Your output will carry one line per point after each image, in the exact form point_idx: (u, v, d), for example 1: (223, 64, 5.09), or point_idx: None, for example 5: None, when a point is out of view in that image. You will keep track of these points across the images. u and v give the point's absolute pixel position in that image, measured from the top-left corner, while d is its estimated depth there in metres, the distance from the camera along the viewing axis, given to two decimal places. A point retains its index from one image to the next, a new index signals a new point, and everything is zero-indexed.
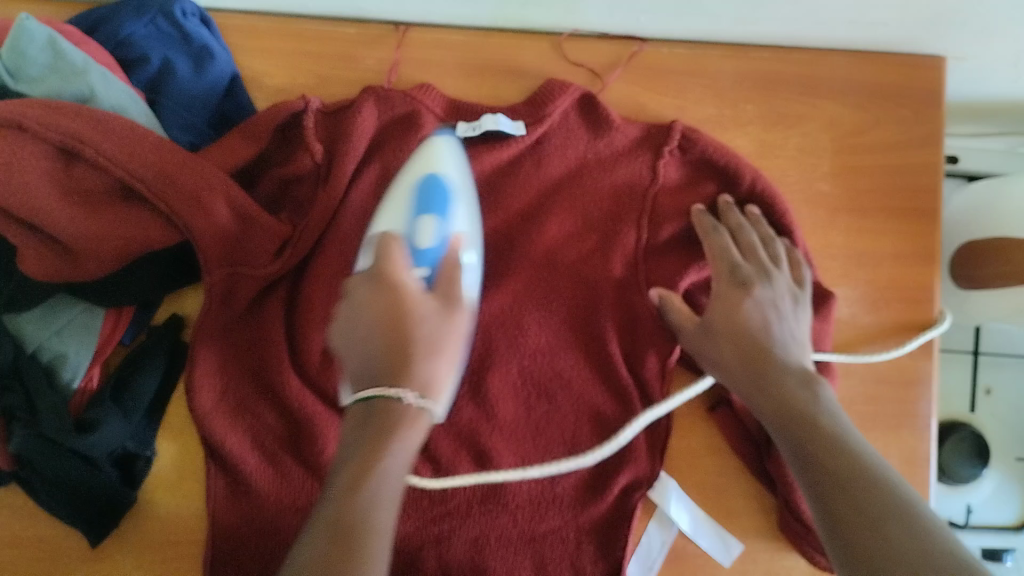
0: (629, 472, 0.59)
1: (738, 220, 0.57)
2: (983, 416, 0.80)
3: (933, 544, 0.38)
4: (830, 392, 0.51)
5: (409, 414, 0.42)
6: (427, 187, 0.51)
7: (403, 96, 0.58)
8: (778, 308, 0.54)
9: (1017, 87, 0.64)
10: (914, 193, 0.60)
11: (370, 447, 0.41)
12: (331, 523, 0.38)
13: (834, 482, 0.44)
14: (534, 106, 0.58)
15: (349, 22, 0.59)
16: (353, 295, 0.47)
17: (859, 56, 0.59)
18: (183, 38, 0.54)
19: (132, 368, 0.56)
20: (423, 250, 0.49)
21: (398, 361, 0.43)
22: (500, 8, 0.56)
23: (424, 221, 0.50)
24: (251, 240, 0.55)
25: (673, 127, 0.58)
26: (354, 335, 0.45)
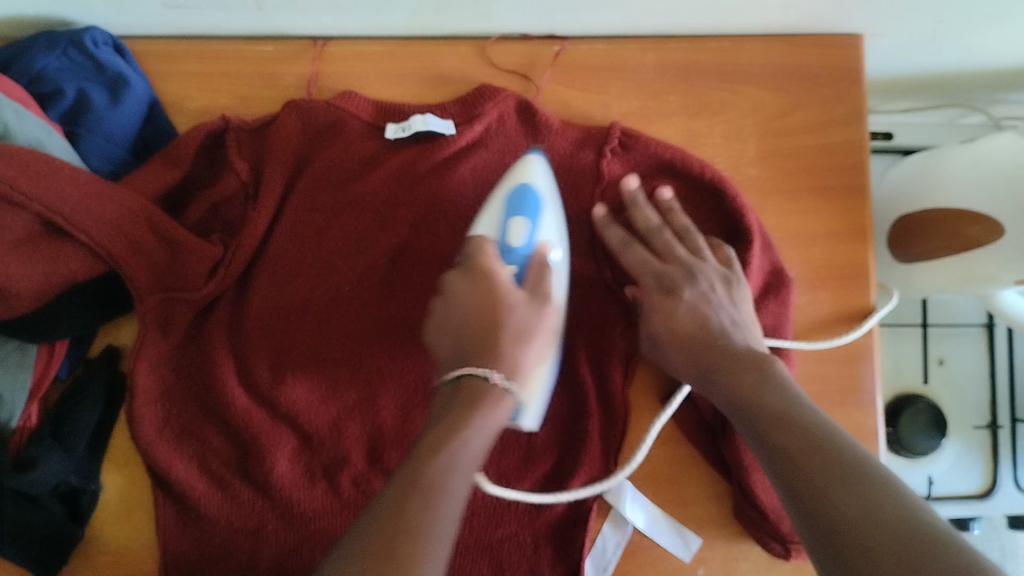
0: (584, 473, 0.58)
1: (647, 220, 0.56)
2: (937, 387, 0.81)
3: (886, 504, 0.36)
4: (784, 369, 0.49)
5: (495, 391, 0.45)
6: (517, 196, 0.54)
7: (324, 105, 0.58)
8: (710, 297, 0.53)
9: (939, 59, 0.65)
10: (843, 170, 0.60)
11: (460, 416, 0.43)
12: (398, 488, 0.40)
13: (789, 455, 0.42)
14: (467, 107, 0.59)
15: (267, 41, 0.59)
16: (449, 291, 0.50)
17: (777, 39, 0.60)
18: (96, 67, 0.54)
19: (73, 401, 0.56)
20: (513, 249, 0.52)
21: (486, 342, 0.47)
22: (414, 17, 0.57)
23: (514, 221, 0.53)
24: (183, 265, 0.55)
25: (612, 127, 0.59)
26: (445, 327, 0.49)
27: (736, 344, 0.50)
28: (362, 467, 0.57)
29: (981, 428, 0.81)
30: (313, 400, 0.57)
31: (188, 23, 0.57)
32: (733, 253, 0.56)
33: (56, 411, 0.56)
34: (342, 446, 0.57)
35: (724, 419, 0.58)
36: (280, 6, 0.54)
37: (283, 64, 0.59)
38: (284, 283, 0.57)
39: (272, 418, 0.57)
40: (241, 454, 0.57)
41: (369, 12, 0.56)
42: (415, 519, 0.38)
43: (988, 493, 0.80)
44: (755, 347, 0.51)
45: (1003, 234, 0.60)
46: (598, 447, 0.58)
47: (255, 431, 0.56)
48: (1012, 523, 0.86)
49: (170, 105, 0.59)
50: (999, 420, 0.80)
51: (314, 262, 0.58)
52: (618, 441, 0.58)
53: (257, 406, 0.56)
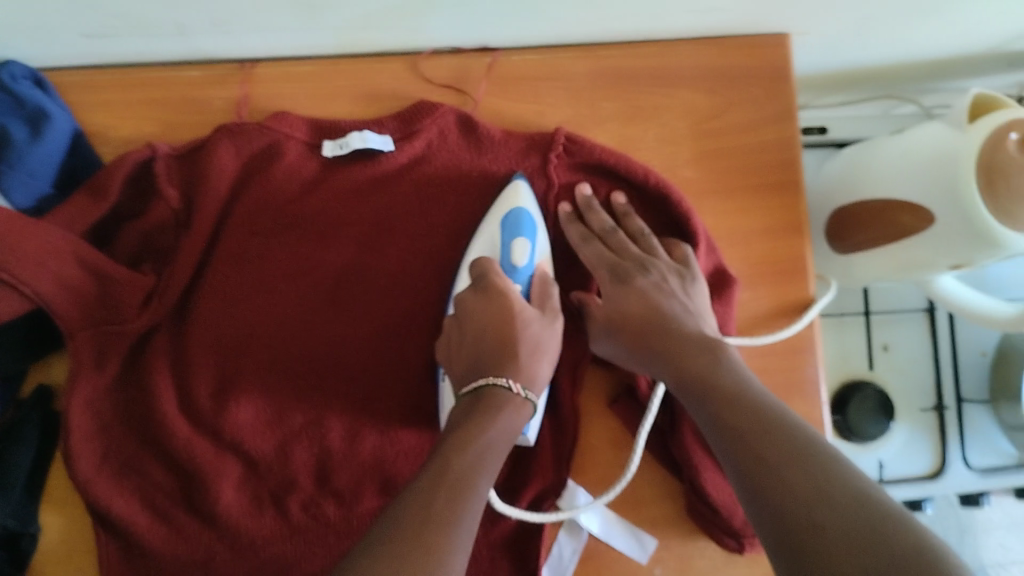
0: (536, 484, 0.58)
1: (601, 221, 0.56)
2: (883, 372, 0.82)
3: (829, 480, 0.36)
4: (735, 356, 0.48)
5: (517, 400, 0.46)
6: (514, 219, 0.55)
7: (256, 127, 0.57)
8: (663, 287, 0.53)
9: (866, 53, 0.66)
10: (776, 168, 0.61)
11: (481, 422, 0.44)
12: (430, 481, 0.39)
13: (734, 435, 0.41)
14: (404, 122, 0.58)
15: (192, 65, 0.59)
16: (461, 310, 0.51)
17: (705, 42, 0.60)
18: (16, 102, 0.52)
19: (8, 442, 0.55)
20: (517, 270, 0.53)
21: (503, 355, 0.48)
22: (340, 35, 0.56)
23: (515, 243, 0.54)
24: (114, 297, 0.55)
25: (556, 133, 0.58)
26: (460, 345, 0.50)
27: (691, 329, 0.50)
28: (311, 491, 0.56)
29: (927, 411, 0.82)
30: (258, 426, 0.56)
31: (109, 51, 0.56)
32: (690, 250, 0.56)
33: None
34: (290, 470, 0.56)
35: (673, 419, 0.59)
36: (203, 30, 0.54)
37: (209, 87, 0.58)
38: (227, 308, 0.56)
39: (216, 447, 0.55)
40: (185, 485, 0.56)
41: (294, 32, 0.55)
42: (444, 510, 0.38)
43: (938, 474, 0.82)
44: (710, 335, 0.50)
45: (933, 220, 0.60)
46: (549, 457, 0.59)
47: (199, 462, 0.54)
48: (964, 501, 0.88)
49: (96, 135, 0.58)
50: (945, 402, 0.82)
51: (258, 284, 0.57)
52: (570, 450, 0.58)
53: (200, 435, 0.55)
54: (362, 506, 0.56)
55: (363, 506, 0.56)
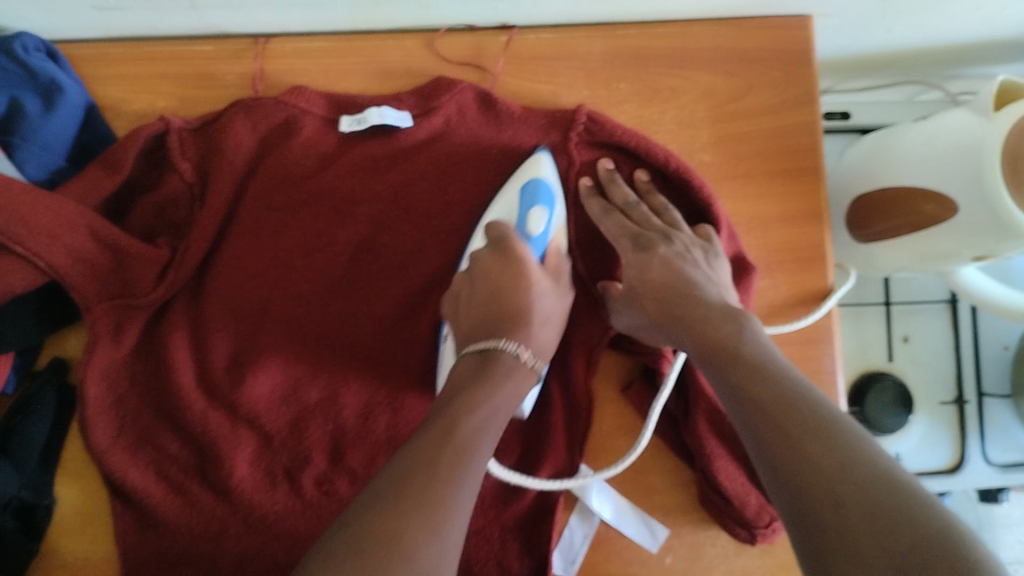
0: (550, 465, 0.57)
1: (624, 195, 0.55)
2: (903, 364, 0.81)
3: (858, 458, 0.34)
4: (758, 324, 0.46)
5: (522, 368, 0.46)
6: (534, 187, 0.53)
7: (272, 102, 0.56)
8: (686, 256, 0.51)
9: (891, 37, 0.64)
10: (797, 152, 0.60)
11: (488, 386, 0.44)
12: (435, 438, 0.39)
13: (756, 406, 0.40)
14: (423, 98, 0.58)
15: (206, 40, 0.58)
16: (475, 268, 0.50)
17: (725, 22, 0.59)
18: (28, 75, 0.52)
19: (21, 414, 0.54)
20: (532, 239, 0.52)
21: (513, 322, 0.48)
22: (354, 10, 0.55)
23: (532, 211, 0.52)
24: (129, 271, 0.54)
25: (577, 111, 0.57)
26: (469, 306, 0.50)
27: (712, 298, 0.48)
28: (324, 467, 0.55)
29: (947, 404, 0.81)
30: (274, 402, 0.56)
31: (123, 25, 0.56)
32: (712, 231, 0.54)
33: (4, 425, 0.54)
34: (305, 447, 0.55)
35: (686, 405, 0.58)
36: (215, 4, 0.53)
37: (223, 62, 0.58)
38: (242, 283, 0.56)
39: (230, 420, 0.55)
40: (199, 459, 0.55)
41: (308, 7, 0.54)
42: (450, 467, 0.38)
43: (958, 468, 0.80)
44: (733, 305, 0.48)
45: (957, 210, 0.59)
46: (562, 439, 0.58)
47: (213, 435, 0.54)
48: (983, 497, 0.86)
49: (108, 109, 0.57)
50: (965, 395, 0.81)
51: (274, 259, 0.56)
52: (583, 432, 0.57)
53: (214, 409, 0.55)
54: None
55: None
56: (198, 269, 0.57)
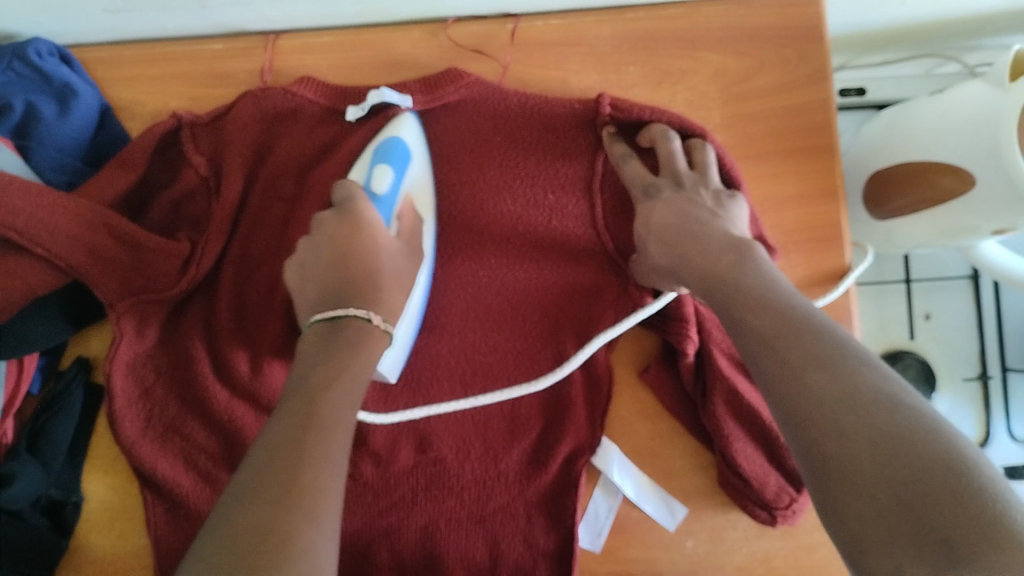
0: (570, 440, 0.57)
1: (661, 128, 0.53)
2: (924, 341, 0.81)
3: (857, 379, 0.34)
4: (766, 255, 0.44)
5: (375, 331, 0.43)
6: (386, 145, 0.51)
7: (279, 92, 0.55)
8: (692, 199, 0.49)
9: (900, 11, 0.63)
10: (810, 132, 0.59)
11: (345, 354, 0.40)
12: (297, 420, 0.36)
13: (759, 339, 0.38)
14: (427, 86, 0.56)
15: (216, 38, 0.58)
16: (319, 233, 0.46)
17: (735, 2, 0.58)
18: (44, 79, 0.53)
19: (47, 414, 0.55)
20: (379, 199, 0.49)
21: (362, 289, 0.44)
22: (360, 3, 0.55)
23: (379, 169, 0.49)
24: (150, 267, 0.53)
25: (600, 100, 0.55)
26: (315, 270, 0.45)
27: (717, 231, 0.47)
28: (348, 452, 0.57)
29: (971, 380, 0.80)
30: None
31: (133, 27, 0.56)
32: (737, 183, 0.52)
33: (32, 426, 0.55)
34: None
35: (705, 387, 0.57)
36: (223, 3, 0.53)
37: (233, 60, 0.57)
38: (258, 272, 0.56)
39: (256, 409, 0.55)
40: (227, 449, 0.56)
41: (313, 2, 0.54)
42: (313, 451, 0.34)
43: (983, 445, 0.80)
44: (739, 234, 0.47)
45: (974, 183, 0.59)
46: (584, 418, 0.57)
47: (240, 424, 0.55)
48: None
49: (124, 111, 0.58)
50: (989, 371, 0.80)
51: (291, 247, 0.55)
52: (602, 410, 0.58)
53: (240, 399, 0.55)
54: (399, 464, 0.57)
55: (401, 464, 0.57)
56: (218, 261, 0.56)
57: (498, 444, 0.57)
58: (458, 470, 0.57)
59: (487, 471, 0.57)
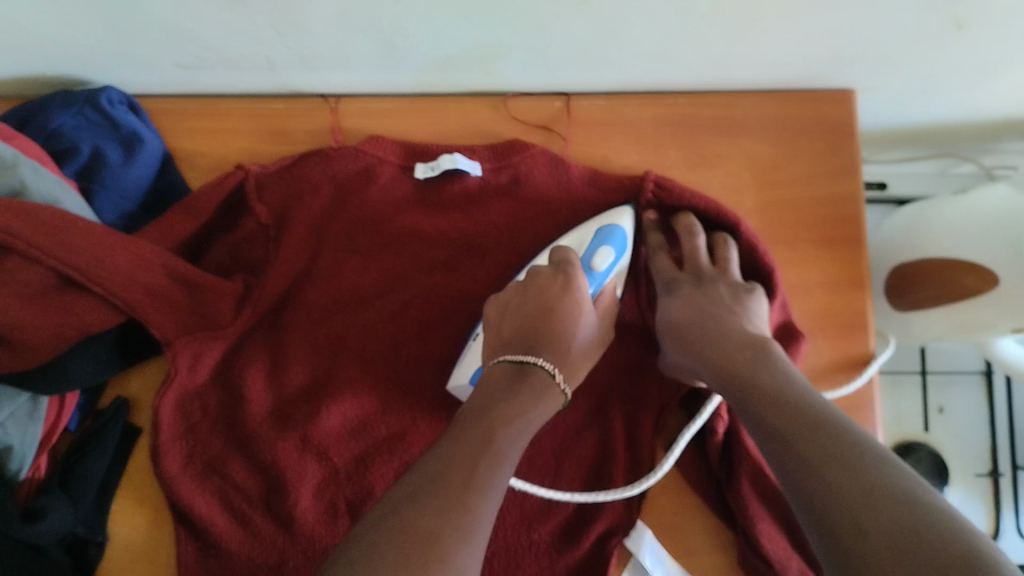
0: (605, 519, 0.58)
1: (688, 222, 0.57)
2: (938, 434, 0.81)
3: (876, 479, 0.35)
4: (780, 354, 0.47)
5: (554, 388, 0.47)
6: (607, 231, 0.55)
7: (351, 151, 0.58)
8: (710, 296, 0.53)
9: (927, 113, 0.66)
10: (839, 222, 0.61)
11: (523, 400, 0.44)
12: (472, 442, 0.40)
13: (780, 438, 0.41)
14: (496, 153, 0.59)
15: (276, 97, 0.60)
16: (531, 282, 0.52)
17: (773, 95, 0.61)
18: (112, 125, 0.55)
19: (83, 450, 0.56)
20: (593, 273, 0.53)
21: (552, 345, 0.49)
22: (419, 74, 0.57)
23: (601, 250, 0.54)
24: (206, 303, 0.55)
25: (645, 177, 0.58)
26: (513, 317, 0.50)
27: (734, 329, 0.50)
28: None
29: (982, 476, 0.81)
30: (344, 434, 0.57)
31: (200, 83, 0.58)
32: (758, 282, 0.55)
33: (65, 462, 0.55)
34: (369, 482, 0.56)
35: (730, 467, 0.57)
36: (290, 66, 0.55)
37: (291, 119, 0.60)
38: (315, 320, 0.58)
39: (301, 451, 0.56)
40: (267, 490, 0.56)
41: (375, 70, 0.57)
42: (485, 473, 0.39)
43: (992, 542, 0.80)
44: (756, 331, 0.50)
45: (997, 282, 0.61)
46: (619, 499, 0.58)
47: (281, 464, 0.55)
48: None
49: (183, 160, 0.60)
50: (1001, 469, 0.81)
51: (349, 296, 0.59)
52: (640, 489, 0.58)
53: (286, 439, 0.56)
54: None
55: None
56: (275, 304, 0.59)
57: (533, 513, 0.58)
58: (491, 534, 0.57)
59: (519, 539, 0.57)
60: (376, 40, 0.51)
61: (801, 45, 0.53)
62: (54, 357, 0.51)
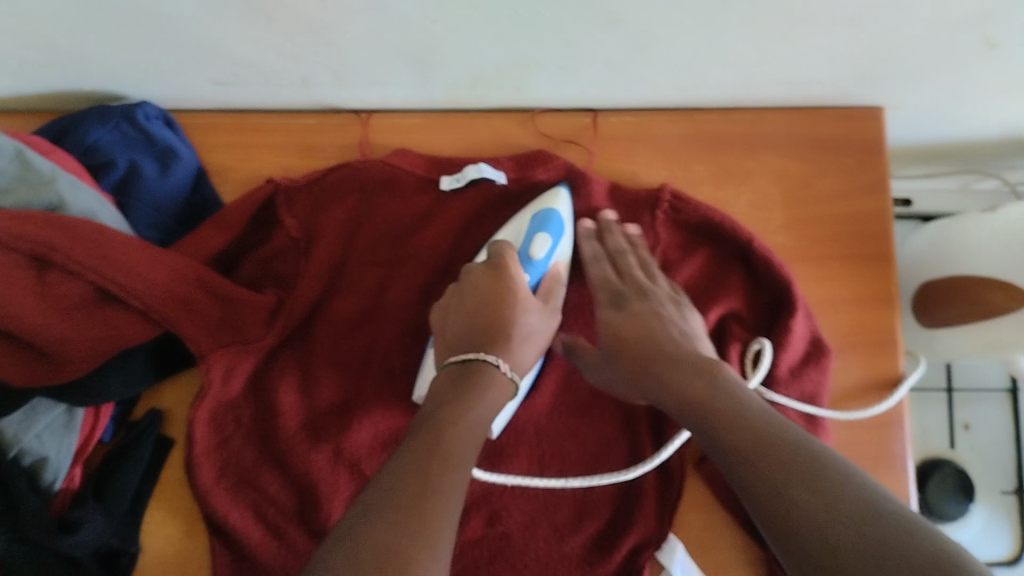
0: (637, 531, 0.57)
1: (617, 243, 0.58)
2: (963, 451, 0.81)
3: (844, 503, 0.34)
4: (733, 373, 0.46)
5: (500, 379, 0.47)
6: (544, 218, 0.56)
7: (378, 163, 0.59)
8: (659, 312, 0.53)
9: (954, 129, 0.66)
10: (868, 239, 0.61)
11: (463, 398, 0.44)
12: (421, 449, 0.40)
13: (740, 458, 0.40)
14: (520, 165, 0.60)
15: (308, 112, 0.61)
16: (466, 282, 0.53)
17: (803, 112, 0.61)
18: (147, 141, 0.56)
19: (116, 461, 0.56)
20: (532, 262, 0.55)
21: (500, 337, 0.49)
22: (451, 90, 0.58)
23: (538, 237, 0.55)
24: (239, 317, 0.56)
25: (663, 189, 0.60)
26: (455, 315, 0.51)
27: (682, 347, 0.49)
28: None
29: (1008, 493, 0.80)
30: (376, 447, 0.57)
31: (234, 99, 0.59)
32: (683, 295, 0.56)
33: (100, 472, 0.56)
34: None
35: None
36: (324, 82, 0.56)
37: (324, 134, 0.61)
38: (345, 334, 0.59)
39: (334, 463, 0.56)
40: (301, 502, 0.57)
41: (407, 87, 0.57)
42: (438, 478, 0.38)
43: (1018, 560, 0.78)
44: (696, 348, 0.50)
45: None
46: (651, 510, 0.58)
47: (315, 477, 0.56)
48: None
49: (216, 176, 0.61)
50: None
51: (372, 308, 0.59)
52: (673, 500, 0.58)
53: (319, 451, 0.56)
54: (465, 534, 0.58)
55: (467, 535, 0.58)
56: (305, 318, 0.59)
57: (564, 525, 0.58)
58: (523, 548, 0.57)
59: (551, 552, 0.57)
60: (411, 57, 0.52)
61: (833, 63, 0.53)
62: (92, 371, 0.51)
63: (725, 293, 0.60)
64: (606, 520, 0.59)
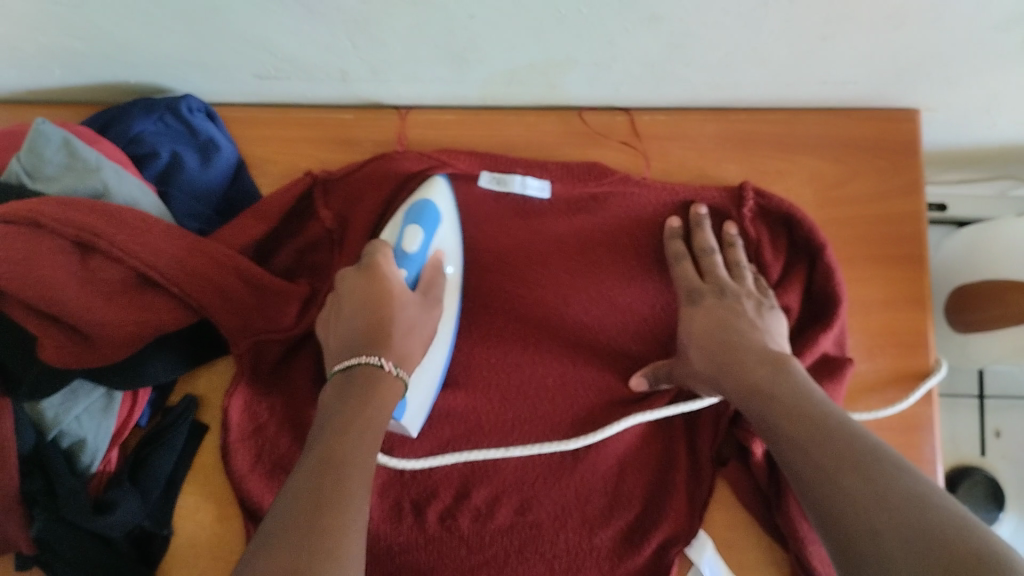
0: (665, 528, 0.58)
1: (705, 240, 0.56)
2: (995, 459, 0.80)
3: (892, 486, 0.36)
4: (801, 371, 0.47)
5: (387, 379, 0.46)
6: (417, 210, 0.54)
7: (416, 155, 0.59)
8: (737, 309, 0.52)
9: (991, 133, 0.65)
10: (901, 241, 0.61)
11: (359, 402, 0.44)
12: (319, 463, 0.39)
13: (796, 446, 0.41)
14: (569, 172, 0.59)
15: (345, 108, 0.62)
16: (341, 286, 0.50)
17: (836, 113, 0.61)
18: (190, 132, 0.58)
19: (152, 446, 0.57)
20: (408, 256, 0.52)
21: (381, 335, 0.47)
22: (485, 87, 0.59)
23: (411, 230, 0.53)
24: (271, 307, 0.57)
25: (744, 189, 0.59)
26: (337, 323, 0.49)
27: (757, 343, 0.49)
28: (448, 502, 0.59)
29: None
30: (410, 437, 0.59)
31: (274, 93, 0.60)
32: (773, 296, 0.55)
33: (134, 457, 0.57)
34: (433, 477, 0.59)
35: (778, 489, 0.56)
36: (362, 77, 0.57)
37: (361, 129, 0.62)
38: None
39: None
40: None
41: (442, 83, 0.58)
42: (334, 492, 0.38)
43: None
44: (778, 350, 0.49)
45: None
46: (682, 506, 0.58)
47: None
48: None
49: (255, 167, 0.62)
50: None
51: None
52: (703, 496, 0.58)
53: None
54: (495, 522, 0.58)
55: (498, 522, 0.58)
56: None
57: (593, 518, 0.58)
58: (553, 538, 0.58)
59: (580, 543, 0.58)
60: (447, 52, 0.53)
61: (869, 63, 0.53)
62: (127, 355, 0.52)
63: (784, 290, 0.59)
64: (637, 516, 0.59)
